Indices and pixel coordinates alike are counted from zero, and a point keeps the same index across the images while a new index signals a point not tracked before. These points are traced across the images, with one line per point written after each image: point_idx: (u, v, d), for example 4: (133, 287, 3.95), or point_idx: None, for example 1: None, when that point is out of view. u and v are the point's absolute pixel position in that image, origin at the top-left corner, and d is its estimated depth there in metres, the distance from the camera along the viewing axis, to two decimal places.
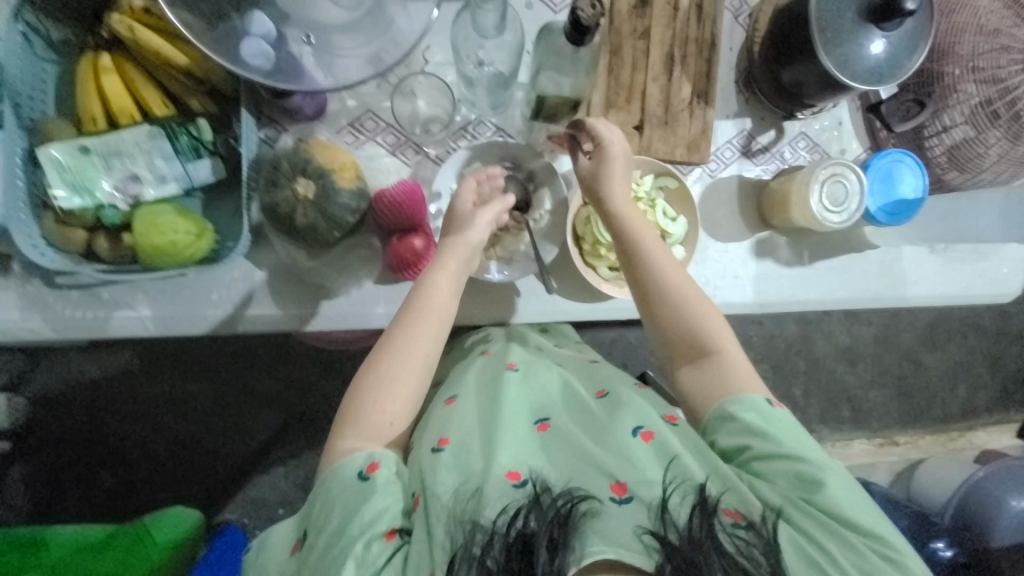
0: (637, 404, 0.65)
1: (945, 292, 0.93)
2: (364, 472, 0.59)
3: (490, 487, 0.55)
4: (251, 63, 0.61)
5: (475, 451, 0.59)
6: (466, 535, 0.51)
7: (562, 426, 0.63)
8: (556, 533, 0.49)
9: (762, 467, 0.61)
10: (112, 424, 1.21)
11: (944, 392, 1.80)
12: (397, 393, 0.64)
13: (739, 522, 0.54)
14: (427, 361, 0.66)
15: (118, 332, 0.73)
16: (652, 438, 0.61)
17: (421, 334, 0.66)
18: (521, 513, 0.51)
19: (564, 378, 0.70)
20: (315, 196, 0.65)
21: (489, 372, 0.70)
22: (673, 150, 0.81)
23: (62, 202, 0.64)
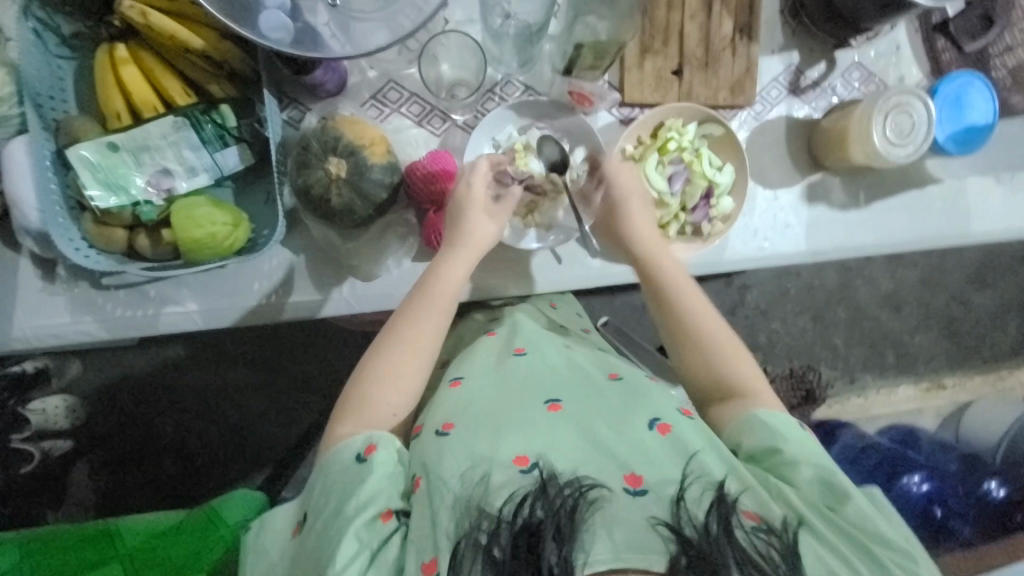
0: (653, 396, 0.63)
1: (1015, 225, 0.86)
2: (363, 454, 0.58)
3: (498, 470, 0.53)
4: (273, 37, 0.57)
5: (479, 435, 0.57)
6: (472, 522, 0.49)
7: (574, 410, 0.61)
8: (565, 525, 0.47)
9: (788, 472, 0.59)
10: (164, 417, 1.26)
11: (995, 332, 1.72)
12: (396, 387, 0.63)
13: (761, 527, 0.52)
14: (428, 351, 0.65)
15: (166, 328, 0.73)
16: (669, 431, 0.59)
17: (422, 322, 0.64)
18: (528, 501, 0.49)
19: (575, 364, 0.68)
20: (348, 174, 0.63)
21: (498, 360, 0.68)
22: (716, 94, 0.75)
23: (98, 202, 0.64)
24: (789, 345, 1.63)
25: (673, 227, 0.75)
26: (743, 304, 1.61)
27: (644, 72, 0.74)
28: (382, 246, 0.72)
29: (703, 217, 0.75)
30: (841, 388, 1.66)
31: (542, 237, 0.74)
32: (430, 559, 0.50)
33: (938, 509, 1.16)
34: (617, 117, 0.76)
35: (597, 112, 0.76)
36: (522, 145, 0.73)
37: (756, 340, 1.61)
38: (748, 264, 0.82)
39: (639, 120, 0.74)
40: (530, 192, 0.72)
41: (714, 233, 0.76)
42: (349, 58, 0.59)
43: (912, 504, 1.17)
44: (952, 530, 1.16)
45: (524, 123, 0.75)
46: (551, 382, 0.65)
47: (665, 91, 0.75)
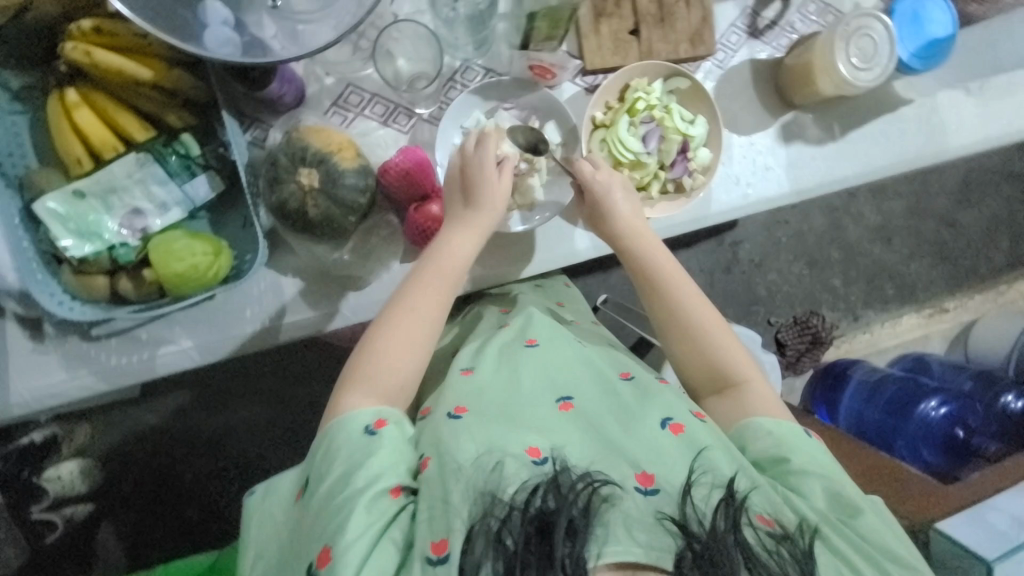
0: (667, 396, 0.64)
1: (991, 133, 0.86)
2: (373, 428, 0.57)
3: (512, 460, 0.53)
4: (219, 51, 0.56)
5: (489, 426, 0.57)
6: (485, 508, 0.49)
7: (585, 409, 0.61)
8: (578, 521, 0.47)
9: (798, 482, 0.60)
10: (181, 463, 1.24)
11: (987, 248, 1.73)
12: (401, 359, 0.61)
13: (776, 532, 0.53)
14: (434, 328, 0.64)
15: (165, 370, 0.73)
16: (682, 432, 0.60)
17: (428, 300, 0.63)
18: (540, 492, 0.50)
19: (585, 356, 0.68)
20: (321, 184, 0.62)
21: (508, 350, 0.68)
22: (677, 48, 0.75)
23: (73, 252, 0.62)
24: (789, 293, 1.64)
25: (655, 186, 0.74)
26: (737, 260, 1.61)
27: (602, 37, 0.73)
28: (368, 252, 0.71)
29: (683, 172, 0.74)
30: (847, 327, 1.67)
31: (526, 218, 0.73)
32: (440, 539, 0.49)
33: (960, 429, 1.17)
34: (582, 86, 0.75)
35: (561, 84, 0.75)
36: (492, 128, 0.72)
37: (755, 293, 1.62)
38: (734, 214, 0.82)
39: (603, 85, 0.73)
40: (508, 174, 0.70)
41: (697, 186, 0.75)
42: (296, 58, 0.56)
43: (933, 429, 1.19)
44: (977, 449, 1.16)
45: (490, 106, 0.74)
46: (566, 374, 0.65)
47: (626, 52, 0.74)
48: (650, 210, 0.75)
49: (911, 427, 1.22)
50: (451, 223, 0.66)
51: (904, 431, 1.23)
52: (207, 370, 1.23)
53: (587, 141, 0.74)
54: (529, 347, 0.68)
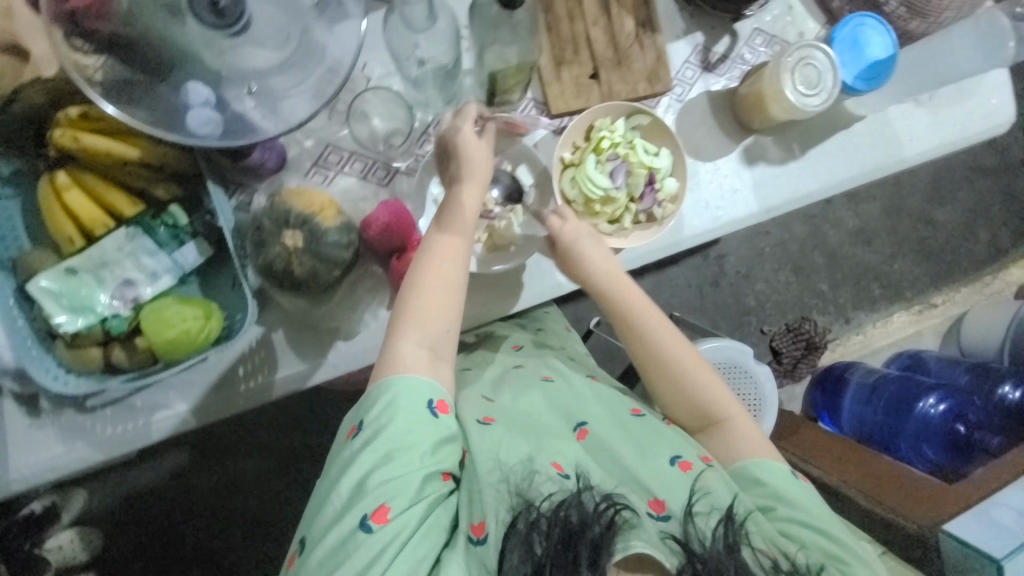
0: (672, 431, 0.68)
1: (941, 141, 0.91)
2: (435, 410, 0.60)
3: (543, 475, 0.58)
4: (202, 132, 0.60)
5: (518, 440, 0.62)
6: (518, 512, 0.55)
7: (601, 438, 0.64)
8: (600, 533, 0.52)
9: (790, 526, 0.62)
10: (184, 522, 1.23)
11: (966, 242, 1.78)
12: (436, 317, 0.64)
13: (774, 564, 0.56)
14: (458, 270, 0.66)
15: (161, 434, 0.73)
16: (691, 468, 0.63)
17: (447, 249, 0.66)
18: (566, 505, 0.54)
19: (598, 389, 0.72)
20: (305, 243, 0.65)
21: (526, 377, 0.72)
22: (635, 87, 0.79)
23: (67, 327, 0.64)
24: (778, 302, 1.67)
25: (628, 219, 0.78)
26: (724, 273, 1.64)
27: (564, 82, 0.78)
28: (355, 302, 0.73)
29: (653, 203, 0.78)
30: (839, 331, 1.69)
31: (505, 259, 0.75)
32: (479, 522, 0.56)
33: (960, 425, 1.16)
34: (549, 129, 0.79)
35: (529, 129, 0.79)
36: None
37: (745, 304, 1.64)
38: (707, 236, 0.86)
39: (568, 127, 0.77)
40: (486, 220, 0.76)
41: (668, 214, 0.79)
42: (282, 133, 0.62)
43: (932, 427, 1.18)
44: (981, 444, 1.16)
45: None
46: (582, 403, 0.69)
47: (588, 95, 0.78)
48: (625, 241, 0.78)
49: (911, 428, 1.22)
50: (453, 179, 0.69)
51: (906, 431, 1.22)
52: (204, 427, 1.22)
53: (559, 180, 0.77)
54: (545, 383, 0.71)
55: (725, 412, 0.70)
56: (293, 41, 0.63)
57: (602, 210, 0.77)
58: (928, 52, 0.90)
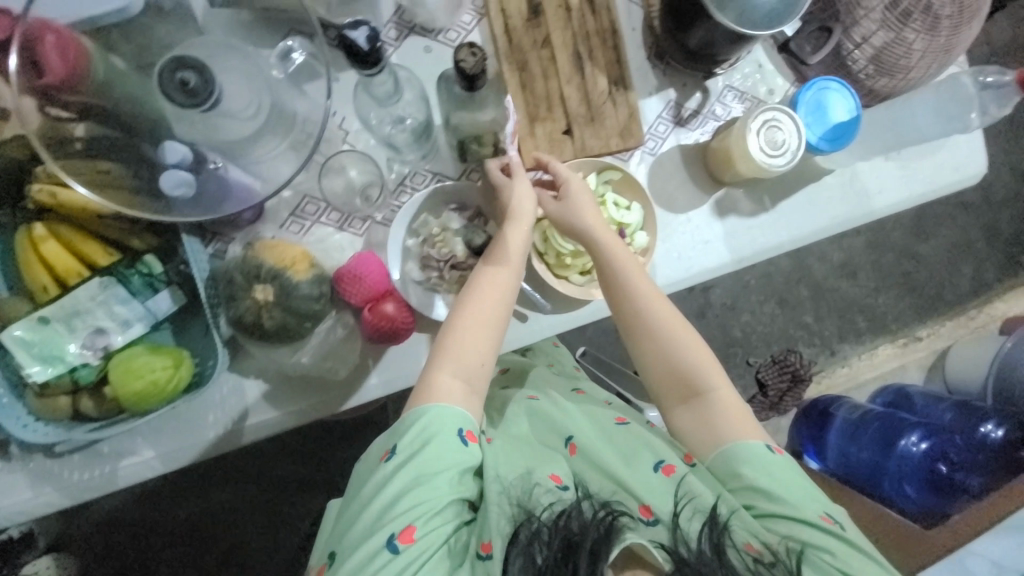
0: (659, 438, 0.71)
1: (909, 194, 0.94)
2: (466, 439, 0.64)
3: (542, 486, 0.64)
4: (174, 195, 0.63)
5: (517, 456, 0.68)
6: (520, 521, 0.60)
7: (589, 450, 0.69)
8: (598, 534, 0.57)
9: (774, 520, 0.64)
10: (161, 552, 1.22)
11: (950, 276, 1.80)
12: (478, 342, 0.68)
13: (762, 558, 0.59)
14: (506, 303, 0.70)
15: (128, 480, 0.73)
16: (673, 472, 0.67)
17: (493, 283, 0.70)
18: (565, 514, 0.59)
19: (586, 403, 0.77)
20: (276, 297, 0.66)
21: (514, 401, 0.77)
22: (608, 142, 0.82)
23: (37, 377, 0.65)
24: (763, 334, 1.68)
25: None
26: (710, 305, 1.65)
27: (538, 137, 0.80)
28: (327, 353, 0.73)
29: None
30: (825, 363, 1.71)
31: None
32: (487, 541, 0.60)
33: (941, 465, 1.17)
34: None
35: None
36: (440, 228, 0.77)
37: (730, 335, 1.66)
38: (679, 285, 0.88)
39: (540, 181, 0.80)
40: (457, 270, 0.77)
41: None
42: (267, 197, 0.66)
43: (913, 467, 1.20)
44: (962, 485, 1.16)
45: (439, 207, 0.79)
46: (571, 419, 0.73)
47: (561, 150, 0.80)
48: (595, 292, 0.80)
49: (892, 467, 1.23)
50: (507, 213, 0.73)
51: (888, 470, 1.24)
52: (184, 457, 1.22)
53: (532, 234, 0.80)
54: (529, 401, 0.77)
55: (707, 382, 0.71)
56: (264, 109, 0.65)
57: (573, 262, 0.80)
58: (894, 110, 0.93)
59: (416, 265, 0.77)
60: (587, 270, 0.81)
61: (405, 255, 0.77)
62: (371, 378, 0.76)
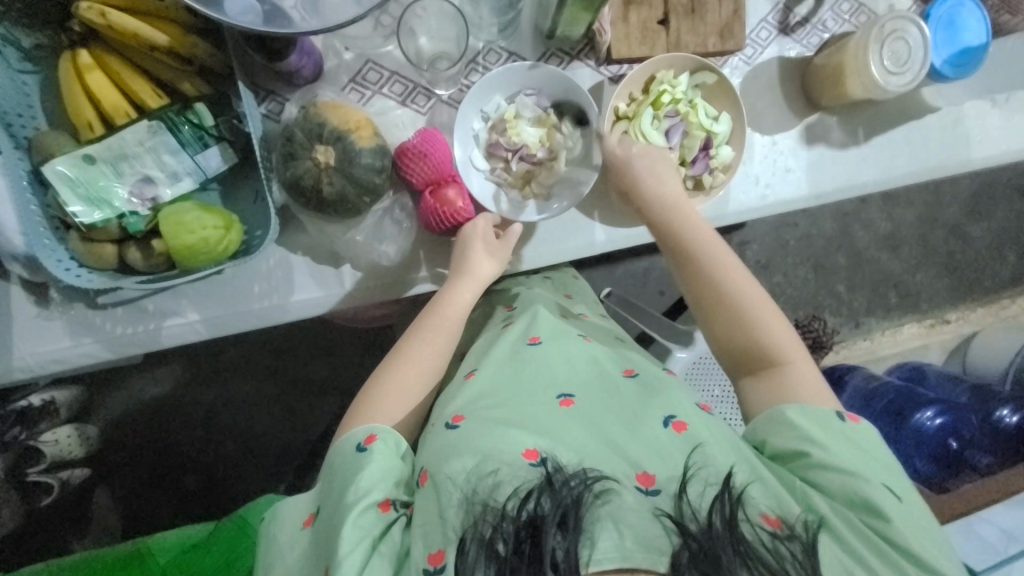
0: (669, 393, 0.63)
1: (1013, 146, 0.85)
2: (362, 444, 0.58)
3: (506, 467, 0.53)
4: (240, 18, 0.54)
5: (485, 431, 0.56)
6: (477, 516, 0.49)
7: (585, 408, 0.61)
8: (571, 515, 0.46)
9: (817, 477, 0.56)
10: (180, 432, 1.25)
11: (994, 262, 1.72)
12: (406, 394, 0.63)
13: (779, 532, 0.50)
14: (439, 360, 0.66)
15: (170, 342, 0.72)
16: (684, 429, 0.58)
17: (434, 340, 0.66)
18: (533, 495, 0.48)
19: (589, 351, 0.69)
20: (337, 161, 0.61)
21: (510, 346, 0.70)
22: (705, 41, 0.73)
23: (82, 218, 0.61)
24: (792, 297, 1.62)
25: None
26: (743, 261, 1.59)
27: (630, 25, 0.71)
28: (380, 235, 0.71)
29: (704, 169, 0.73)
30: (848, 333, 1.67)
31: (542, 210, 0.72)
32: (437, 551, 0.49)
33: (952, 441, 1.18)
34: (606, 76, 0.74)
35: (577, 69, 0.74)
36: (512, 114, 0.71)
37: None
38: (752, 214, 0.81)
39: (628, 75, 0.71)
40: (526, 162, 0.71)
41: (716, 184, 0.74)
42: (318, 32, 0.54)
43: (926, 440, 1.19)
44: (970, 461, 1.17)
45: (511, 90, 0.72)
46: (567, 374, 0.65)
47: (654, 42, 0.72)
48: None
49: (904, 437, 1.22)
50: (457, 267, 0.68)
51: (902, 441, 1.22)
52: (208, 342, 1.23)
53: (610, 131, 0.73)
54: (530, 345, 0.69)
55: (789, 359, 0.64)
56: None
57: None
58: (1009, 53, 0.85)
59: (482, 153, 0.72)
60: None
61: (473, 141, 0.72)
62: (421, 269, 0.73)
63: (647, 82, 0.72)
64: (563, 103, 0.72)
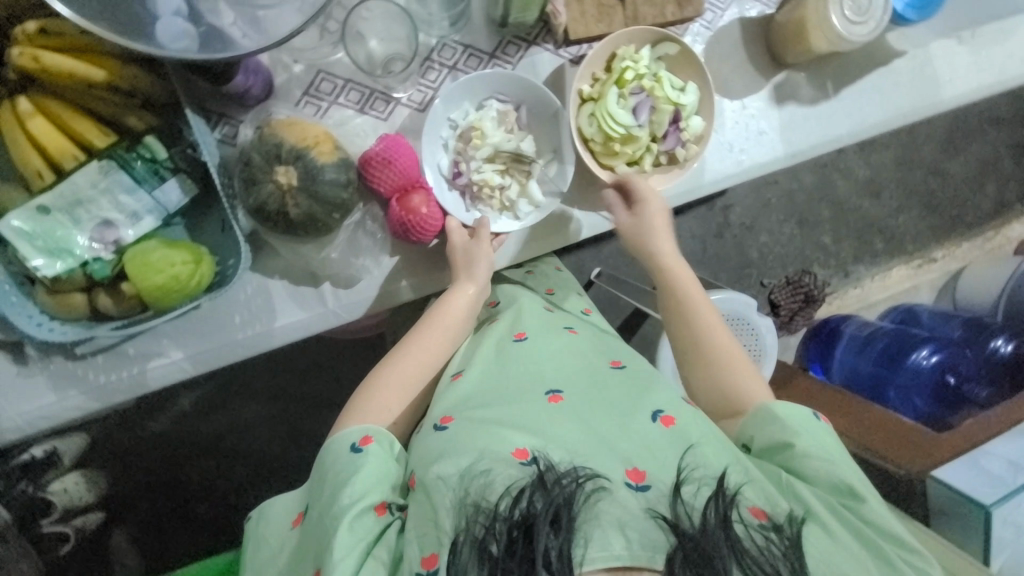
0: (658, 389, 0.64)
1: (982, 83, 0.85)
2: (357, 445, 0.58)
3: (498, 466, 0.53)
4: (176, 47, 0.51)
5: (474, 433, 0.57)
6: (469, 517, 0.49)
7: (574, 404, 0.61)
8: (563, 515, 0.46)
9: (803, 467, 0.59)
10: (189, 464, 1.24)
11: (974, 195, 1.73)
12: (399, 398, 0.65)
13: (767, 525, 0.51)
14: (434, 361, 0.67)
15: (157, 383, 0.71)
16: (672, 424, 0.59)
17: (434, 339, 0.67)
18: (525, 495, 0.49)
19: (577, 348, 0.70)
20: (300, 181, 0.59)
21: (498, 343, 0.71)
22: (663, 11, 0.71)
23: (45, 271, 0.60)
24: (780, 255, 1.63)
25: (648, 160, 0.72)
26: (729, 225, 1.59)
27: (584, 3, 0.69)
28: (354, 248, 0.70)
29: (676, 143, 0.72)
30: (839, 284, 1.67)
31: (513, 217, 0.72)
32: (430, 554, 0.49)
33: (950, 377, 1.17)
34: (567, 58, 0.72)
35: (534, 56, 0.72)
36: (475, 119, 0.70)
37: (747, 257, 1.60)
38: (730, 181, 0.81)
39: (589, 55, 0.70)
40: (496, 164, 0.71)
41: (691, 156, 0.72)
42: (264, 49, 0.52)
43: (924, 379, 1.18)
44: (968, 395, 1.17)
45: (481, 97, 0.71)
46: (557, 373, 0.65)
47: (610, 18, 0.70)
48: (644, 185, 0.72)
49: (902, 378, 1.22)
50: (460, 270, 0.69)
51: (896, 380, 1.23)
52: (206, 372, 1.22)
53: (578, 116, 0.70)
54: (518, 342, 0.69)
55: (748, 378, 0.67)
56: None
57: (623, 150, 0.71)
58: None
59: (450, 160, 0.71)
60: (636, 161, 0.72)
61: (442, 149, 0.70)
62: (403, 279, 0.72)
63: (608, 62, 0.71)
64: (525, 92, 0.70)
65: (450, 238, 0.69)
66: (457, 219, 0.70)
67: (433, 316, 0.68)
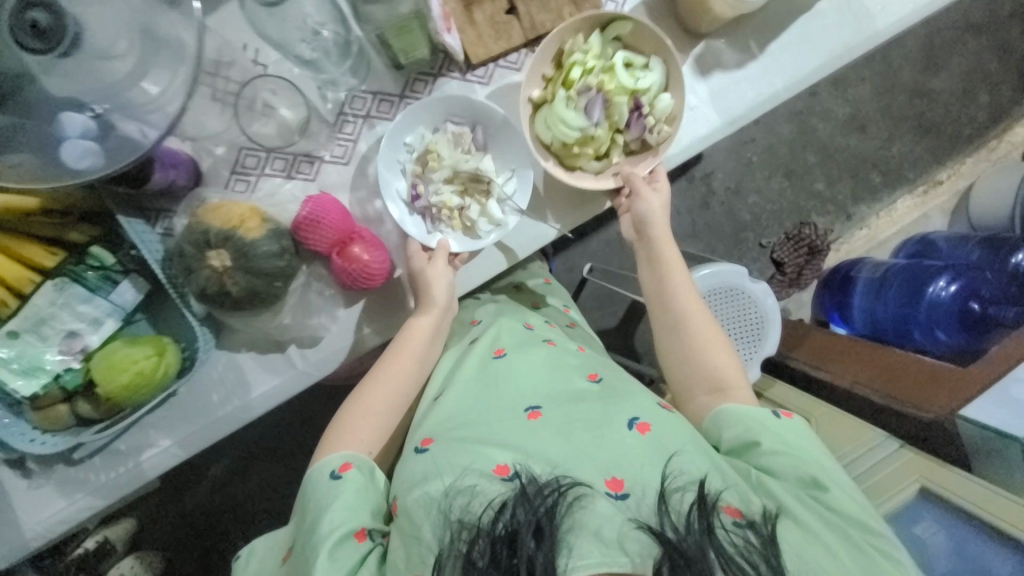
0: (635, 394, 0.64)
1: (915, 6, 0.81)
2: (337, 472, 0.61)
3: (482, 482, 0.55)
4: (89, 167, 0.55)
5: (454, 454, 0.58)
6: (454, 533, 0.51)
7: (555, 417, 0.61)
8: (545, 527, 0.48)
9: (769, 462, 0.61)
10: (232, 532, 1.27)
11: (967, 108, 1.65)
12: (380, 426, 0.66)
13: (741, 522, 0.54)
14: (409, 387, 0.69)
15: (153, 472, 0.73)
16: (648, 430, 0.59)
17: (403, 357, 0.68)
18: (507, 509, 0.50)
19: (554, 356, 0.70)
20: (233, 261, 0.61)
21: (477, 359, 0.71)
22: (560, 12, 0.71)
23: (23, 391, 0.63)
24: (773, 212, 1.58)
25: (615, 152, 0.73)
26: (713, 193, 1.55)
27: (479, 25, 0.70)
28: (307, 309, 0.71)
29: (642, 129, 0.71)
30: (842, 229, 1.61)
31: (472, 237, 0.73)
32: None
33: (974, 304, 1.08)
34: (475, 82, 0.73)
35: (443, 85, 0.72)
36: (428, 144, 0.71)
37: (739, 220, 1.56)
38: (672, 161, 0.79)
39: (537, 56, 0.70)
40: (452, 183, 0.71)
41: (663, 138, 0.71)
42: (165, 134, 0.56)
43: (944, 310, 1.10)
44: (997, 318, 1.08)
45: (436, 121, 0.72)
46: (533, 385, 0.65)
47: (508, 34, 0.71)
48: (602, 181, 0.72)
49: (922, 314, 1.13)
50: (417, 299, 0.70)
51: (917, 319, 1.14)
52: (233, 440, 1.27)
53: (535, 123, 0.71)
54: (496, 358, 0.69)
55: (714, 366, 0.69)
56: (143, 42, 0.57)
57: (584, 149, 0.71)
58: None
59: (408, 183, 0.71)
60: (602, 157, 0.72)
61: (399, 174, 0.71)
62: (363, 328, 0.73)
63: (559, 58, 0.71)
64: (470, 108, 0.70)
65: (411, 261, 0.70)
66: (417, 241, 0.71)
67: (406, 340, 0.69)
